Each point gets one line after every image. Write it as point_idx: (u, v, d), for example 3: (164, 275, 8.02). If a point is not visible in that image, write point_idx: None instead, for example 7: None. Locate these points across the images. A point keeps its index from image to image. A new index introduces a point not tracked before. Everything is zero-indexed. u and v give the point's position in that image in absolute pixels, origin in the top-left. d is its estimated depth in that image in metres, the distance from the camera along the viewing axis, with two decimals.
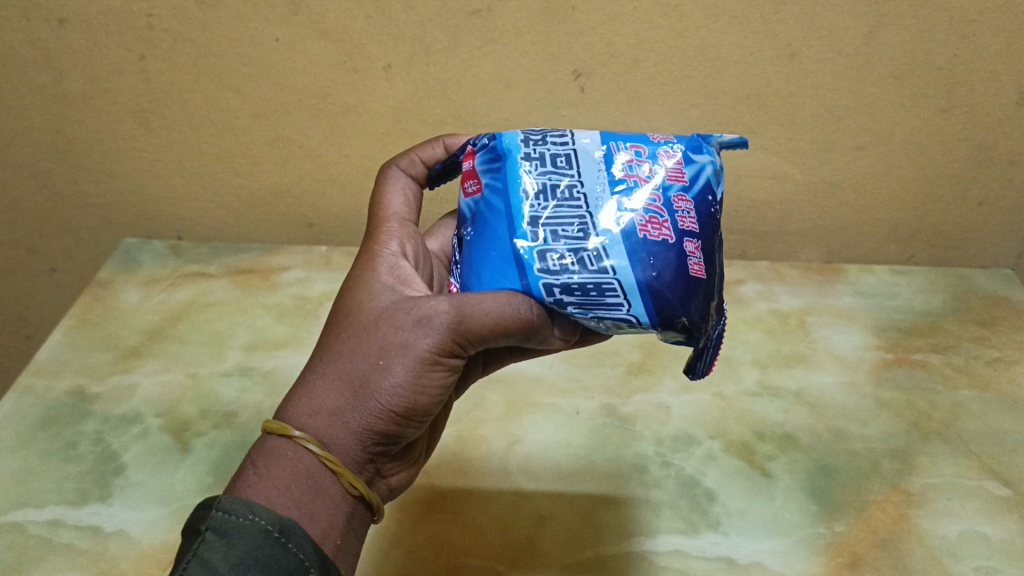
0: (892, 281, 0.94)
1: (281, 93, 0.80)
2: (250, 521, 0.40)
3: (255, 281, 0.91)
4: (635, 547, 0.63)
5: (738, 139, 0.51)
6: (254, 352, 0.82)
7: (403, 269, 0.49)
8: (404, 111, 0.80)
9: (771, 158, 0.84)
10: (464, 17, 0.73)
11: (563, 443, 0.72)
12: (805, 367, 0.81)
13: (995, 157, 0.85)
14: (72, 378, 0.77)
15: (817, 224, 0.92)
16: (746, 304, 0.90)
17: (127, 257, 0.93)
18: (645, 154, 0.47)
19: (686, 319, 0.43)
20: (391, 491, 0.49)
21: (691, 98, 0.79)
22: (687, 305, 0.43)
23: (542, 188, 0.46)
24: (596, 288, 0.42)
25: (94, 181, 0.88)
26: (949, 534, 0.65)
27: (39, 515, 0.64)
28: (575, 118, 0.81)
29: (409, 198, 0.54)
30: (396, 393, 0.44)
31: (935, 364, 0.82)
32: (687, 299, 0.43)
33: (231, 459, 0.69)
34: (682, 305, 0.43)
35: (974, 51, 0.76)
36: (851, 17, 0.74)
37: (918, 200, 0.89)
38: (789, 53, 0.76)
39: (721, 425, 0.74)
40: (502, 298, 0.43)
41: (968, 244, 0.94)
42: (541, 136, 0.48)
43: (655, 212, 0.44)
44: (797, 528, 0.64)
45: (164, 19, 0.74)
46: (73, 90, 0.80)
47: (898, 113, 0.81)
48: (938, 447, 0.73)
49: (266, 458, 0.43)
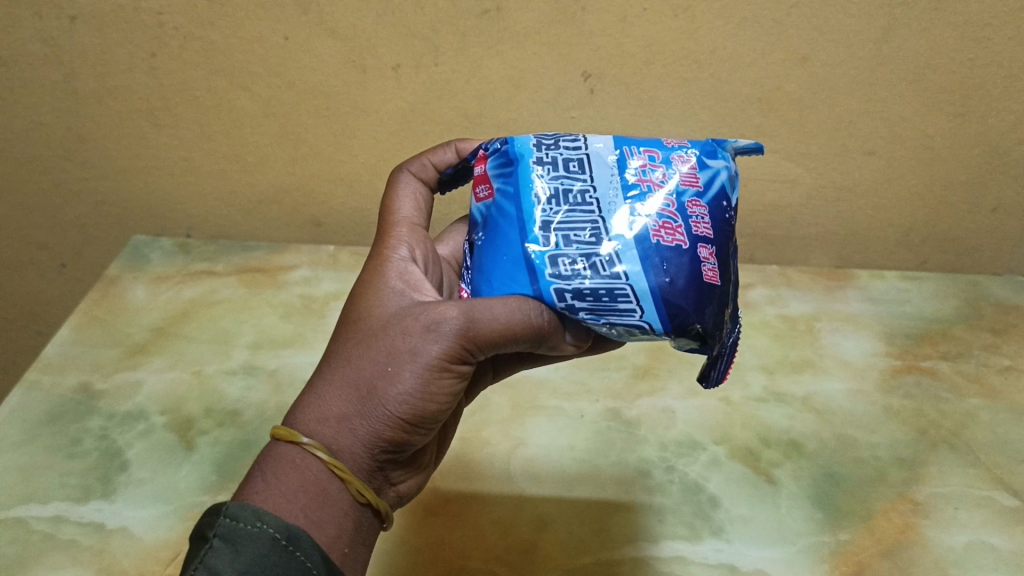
0: (902, 288, 0.93)
1: (292, 92, 0.80)
2: (257, 528, 0.40)
3: (263, 280, 0.92)
4: (638, 552, 0.62)
5: (753, 144, 0.50)
6: (259, 350, 0.82)
7: (412, 275, 0.49)
8: (414, 111, 0.80)
9: (782, 162, 0.84)
10: (474, 17, 0.73)
11: (568, 447, 0.72)
12: (814, 373, 0.81)
13: (1009, 162, 0.84)
14: (78, 374, 0.78)
15: (828, 228, 0.91)
16: (754, 308, 0.89)
17: (136, 253, 0.94)
18: (658, 159, 0.47)
19: (700, 326, 0.43)
20: (400, 498, 0.49)
21: (702, 100, 0.78)
22: (702, 312, 0.43)
23: (554, 193, 0.45)
24: (608, 293, 0.42)
25: (103, 178, 0.89)
26: (954, 545, 0.64)
27: (43, 510, 0.64)
28: (585, 119, 0.80)
29: (419, 202, 0.54)
30: (404, 401, 0.44)
31: (945, 372, 0.81)
32: (701, 306, 0.43)
33: (234, 457, 0.69)
34: (696, 311, 0.43)
35: (989, 56, 0.75)
36: (864, 20, 0.73)
37: (931, 206, 0.88)
38: (801, 56, 0.75)
39: (726, 430, 0.73)
40: (512, 303, 0.43)
41: (980, 251, 0.93)
42: (553, 140, 0.48)
43: (668, 217, 0.44)
44: (801, 536, 0.64)
45: (174, 18, 0.74)
46: (85, 88, 0.81)
47: (910, 118, 0.80)
48: (947, 455, 0.72)
49: (273, 465, 0.43)
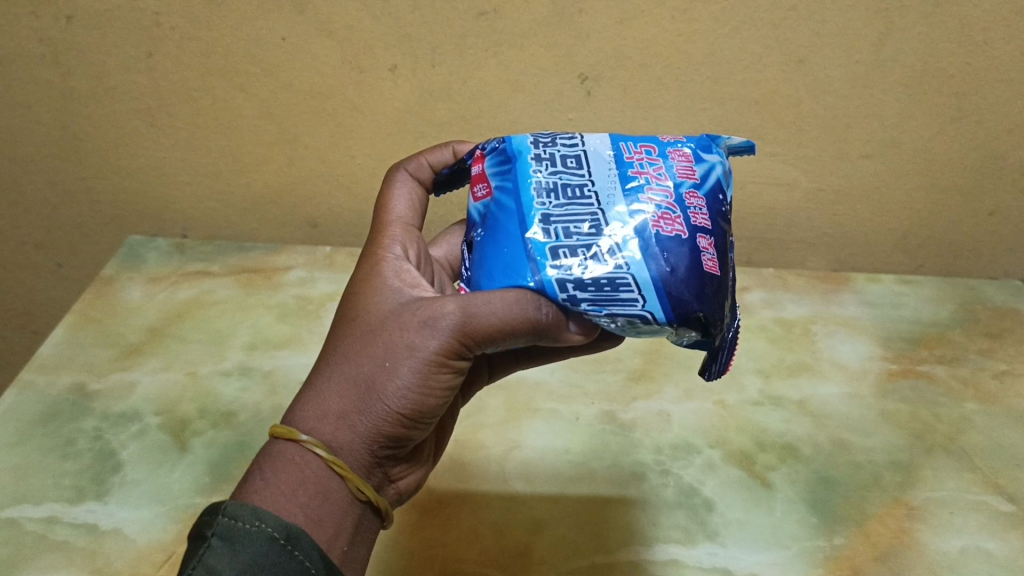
0: (899, 291, 0.93)
1: (288, 93, 0.80)
2: (256, 528, 0.40)
3: (258, 280, 0.92)
4: (633, 555, 0.62)
5: (745, 143, 0.51)
6: (254, 351, 0.82)
7: (409, 272, 0.48)
8: (411, 112, 0.80)
9: (779, 165, 0.84)
10: (470, 19, 0.73)
11: (562, 449, 0.72)
12: (808, 376, 0.81)
13: (1007, 166, 0.84)
14: (73, 375, 0.78)
15: (824, 232, 0.91)
16: (751, 311, 0.89)
17: (132, 253, 0.94)
18: (655, 153, 0.47)
19: (703, 315, 0.43)
20: (400, 495, 0.49)
21: (698, 102, 0.78)
22: (703, 301, 0.43)
23: (553, 187, 0.45)
24: (610, 284, 0.42)
25: (100, 178, 0.89)
26: (950, 551, 0.63)
27: (36, 511, 0.64)
28: (581, 122, 0.80)
29: (414, 201, 0.54)
30: (402, 396, 0.43)
31: (941, 376, 0.81)
32: (703, 295, 0.43)
33: (229, 459, 0.69)
34: (697, 300, 0.42)
35: (986, 60, 0.75)
36: (860, 23, 0.73)
37: (928, 210, 0.88)
38: (798, 59, 0.75)
39: (721, 434, 0.73)
40: (509, 297, 0.42)
41: (978, 255, 0.93)
42: (550, 138, 0.48)
43: (667, 208, 0.44)
44: (796, 540, 0.64)
45: (171, 18, 0.74)
46: (82, 89, 0.80)
47: (907, 121, 0.80)
48: (942, 460, 0.72)
49: (272, 464, 0.43)
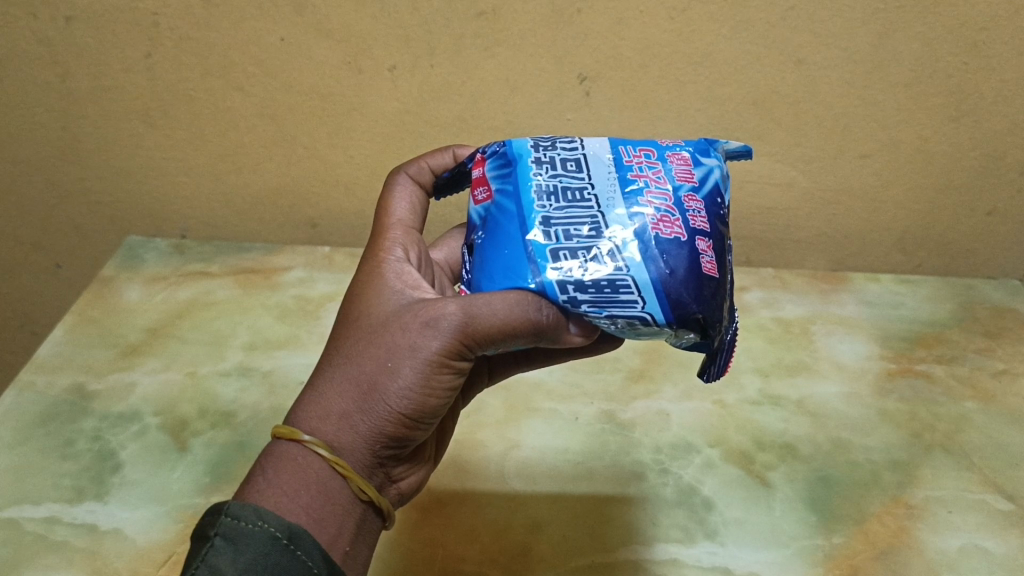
0: (897, 290, 0.94)
1: (287, 94, 0.80)
2: (259, 527, 0.40)
3: (258, 281, 0.92)
4: (633, 554, 0.62)
5: (743, 147, 0.51)
6: (254, 351, 0.82)
7: (410, 274, 0.48)
8: (410, 113, 0.80)
9: (778, 165, 0.84)
10: (469, 19, 0.73)
11: (561, 449, 0.72)
12: (807, 375, 0.81)
13: (1004, 165, 0.84)
14: (72, 376, 0.78)
15: (822, 231, 0.91)
16: (749, 311, 0.90)
17: (131, 254, 0.94)
18: (654, 156, 0.47)
19: (702, 317, 0.43)
20: (401, 496, 0.49)
21: (697, 102, 0.78)
22: (702, 302, 0.43)
23: (553, 190, 0.45)
24: (610, 285, 0.42)
25: (98, 178, 0.89)
26: (948, 549, 0.64)
27: (36, 511, 0.64)
28: (580, 122, 0.80)
29: (414, 204, 0.54)
30: (404, 396, 0.43)
31: (939, 375, 0.81)
32: (702, 297, 0.43)
33: (228, 459, 0.69)
34: (697, 302, 0.42)
35: (984, 60, 0.76)
36: (858, 23, 0.73)
37: (926, 209, 0.88)
38: (796, 59, 0.75)
39: (720, 433, 0.73)
40: (511, 298, 0.42)
41: (975, 255, 0.94)
42: (550, 142, 0.48)
43: (666, 211, 0.44)
44: (795, 538, 0.64)
45: (170, 18, 0.74)
46: (81, 89, 0.80)
47: (905, 121, 0.80)
48: (941, 459, 0.72)
49: (275, 464, 0.43)
